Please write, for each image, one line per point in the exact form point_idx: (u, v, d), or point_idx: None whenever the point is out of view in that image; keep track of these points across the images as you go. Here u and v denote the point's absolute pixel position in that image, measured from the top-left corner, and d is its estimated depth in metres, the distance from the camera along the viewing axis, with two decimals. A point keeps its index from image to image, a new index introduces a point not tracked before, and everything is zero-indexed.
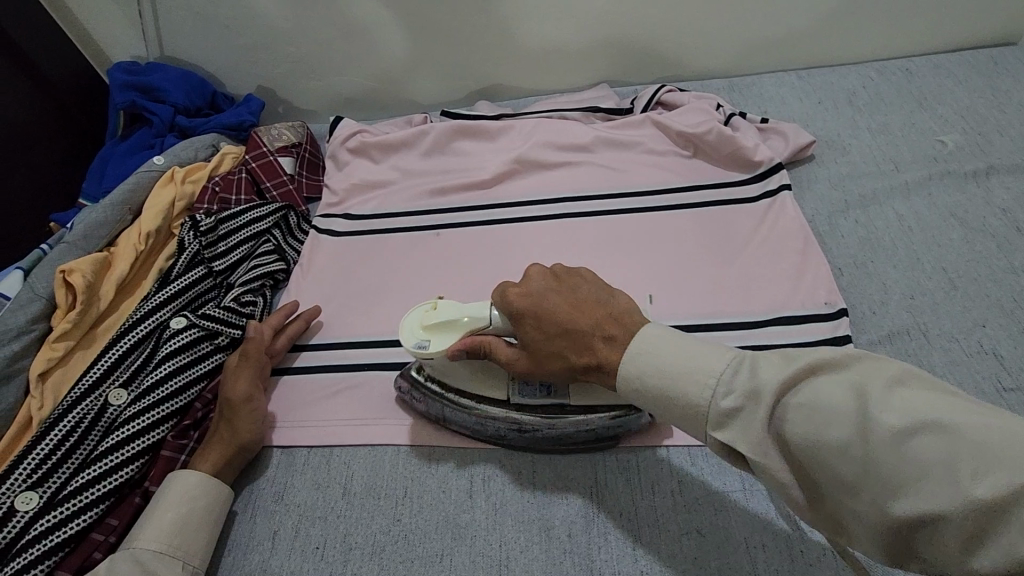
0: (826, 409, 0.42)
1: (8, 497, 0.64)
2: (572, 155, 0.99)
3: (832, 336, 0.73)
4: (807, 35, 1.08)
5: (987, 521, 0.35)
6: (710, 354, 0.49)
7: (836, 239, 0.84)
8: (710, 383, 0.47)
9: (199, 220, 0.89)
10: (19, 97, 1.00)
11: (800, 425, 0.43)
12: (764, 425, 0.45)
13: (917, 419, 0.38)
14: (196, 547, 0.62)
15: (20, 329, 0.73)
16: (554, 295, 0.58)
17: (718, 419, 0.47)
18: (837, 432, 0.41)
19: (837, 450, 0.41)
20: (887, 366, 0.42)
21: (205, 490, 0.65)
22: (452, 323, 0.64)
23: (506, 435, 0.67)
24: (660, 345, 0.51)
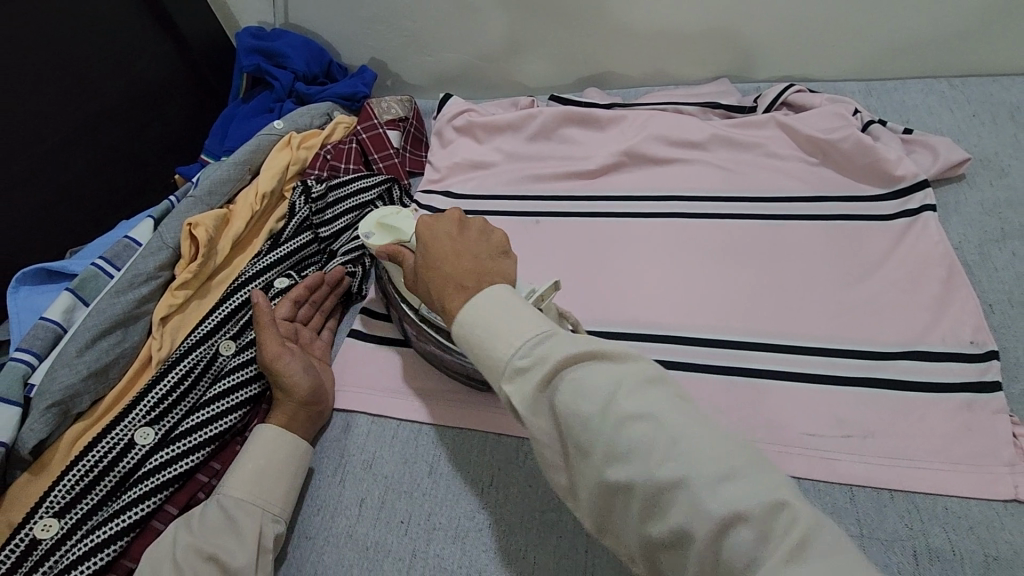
0: (587, 388, 0.46)
1: (129, 430, 0.68)
2: (685, 152, 0.94)
3: (978, 380, 0.65)
4: (970, 40, 0.96)
5: (661, 498, 0.42)
6: (529, 322, 0.50)
7: (987, 270, 0.75)
8: (514, 342, 0.49)
9: (311, 186, 0.92)
10: (159, 56, 1.07)
11: (566, 399, 0.46)
12: (539, 389, 0.48)
13: (646, 411, 0.44)
14: (275, 497, 0.64)
15: (149, 275, 0.78)
16: (449, 238, 0.62)
17: (508, 376, 0.49)
18: (587, 408, 0.45)
19: (582, 422, 0.45)
20: (647, 366, 0.47)
21: (283, 445, 0.66)
22: (395, 231, 0.71)
23: (410, 334, 0.75)
24: (495, 307, 0.52)
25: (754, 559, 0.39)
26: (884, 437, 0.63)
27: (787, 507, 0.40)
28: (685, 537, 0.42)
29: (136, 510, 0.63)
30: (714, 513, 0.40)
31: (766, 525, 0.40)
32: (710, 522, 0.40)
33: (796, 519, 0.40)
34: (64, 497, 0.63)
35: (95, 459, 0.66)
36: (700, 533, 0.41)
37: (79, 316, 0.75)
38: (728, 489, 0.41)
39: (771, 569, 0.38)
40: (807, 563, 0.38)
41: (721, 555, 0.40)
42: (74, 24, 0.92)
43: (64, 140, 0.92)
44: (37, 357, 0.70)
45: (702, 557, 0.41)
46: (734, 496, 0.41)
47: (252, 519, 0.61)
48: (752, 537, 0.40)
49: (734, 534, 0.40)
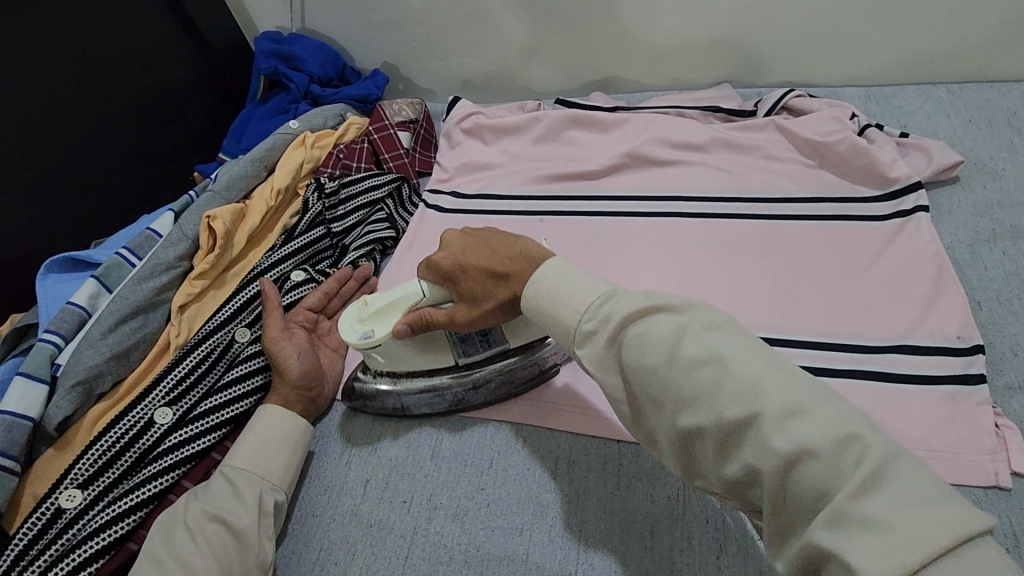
0: (652, 338, 0.49)
1: (149, 409, 0.72)
2: (685, 154, 0.97)
3: (963, 373, 0.67)
4: (967, 47, 0.99)
5: (733, 436, 0.45)
6: (587, 287, 0.56)
7: (976, 269, 0.77)
8: (579, 310, 0.55)
9: (325, 183, 0.96)
10: (182, 59, 1.11)
11: (632, 350, 0.51)
12: (606, 346, 0.53)
13: (710, 356, 0.47)
14: (275, 467, 0.67)
15: (169, 264, 0.82)
16: (475, 247, 0.65)
17: (580, 340, 0.55)
18: (652, 359, 0.49)
19: (649, 373, 0.49)
20: (713, 313, 0.50)
21: (286, 421, 0.69)
22: (390, 308, 0.67)
23: (465, 395, 0.72)
24: (554, 280, 0.58)
25: (826, 489, 0.41)
26: (873, 426, 0.65)
27: (857, 440, 0.41)
28: (758, 472, 0.44)
29: (155, 485, 0.66)
30: (779, 449, 0.42)
31: (835, 456, 0.41)
32: (778, 457, 0.42)
33: (868, 449, 0.41)
34: (87, 471, 0.67)
35: (115, 437, 0.69)
36: (769, 467, 0.43)
37: (102, 302, 0.79)
38: (796, 425, 0.43)
39: (840, 501, 0.40)
40: (882, 491, 0.39)
41: (793, 490, 0.42)
42: (101, 26, 0.96)
43: (91, 136, 0.97)
44: (64, 339, 0.74)
45: (778, 492, 0.43)
46: (800, 432, 0.42)
47: (254, 486, 0.64)
48: (822, 469, 0.41)
49: (803, 468, 0.42)
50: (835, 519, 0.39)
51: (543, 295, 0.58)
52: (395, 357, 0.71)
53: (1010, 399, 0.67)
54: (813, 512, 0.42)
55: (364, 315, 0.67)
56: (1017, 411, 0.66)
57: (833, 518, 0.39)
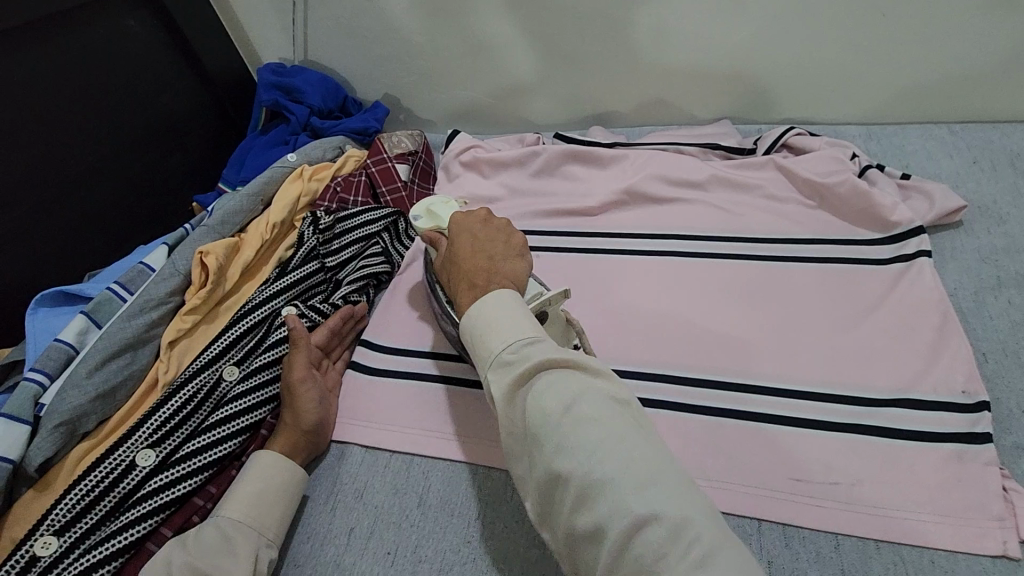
0: (554, 392, 0.50)
1: (131, 451, 0.70)
2: (683, 192, 0.96)
3: (969, 431, 0.65)
4: (972, 88, 0.97)
5: (591, 493, 0.46)
6: (523, 325, 0.56)
7: (982, 318, 0.75)
8: (506, 339, 0.55)
9: (320, 218, 0.95)
10: (183, 90, 1.12)
11: (537, 394, 0.51)
12: (514, 383, 0.53)
13: (598, 417, 0.48)
14: (270, 521, 0.65)
15: (160, 300, 0.81)
16: (468, 239, 0.70)
17: (494, 366, 0.55)
18: (548, 404, 0.50)
19: (542, 418, 0.50)
20: (617, 388, 0.53)
21: (279, 470, 0.68)
22: (437, 219, 0.79)
23: (442, 331, 0.78)
24: (494, 305, 0.58)
25: (657, 558, 0.42)
26: (874, 484, 0.63)
27: (692, 526, 0.42)
28: (603, 533, 0.45)
29: (132, 532, 0.65)
30: (632, 512, 0.44)
31: (675, 530, 0.42)
32: (626, 518, 0.44)
33: (700, 536, 0.42)
34: (64, 516, 0.65)
35: (96, 479, 0.68)
36: (617, 527, 0.44)
37: (91, 338, 0.78)
38: (653, 496, 0.44)
39: (673, 573, 0.41)
40: (710, 569, 0.40)
41: (628, 553, 0.43)
42: (102, 61, 0.97)
43: (89, 168, 0.97)
44: (49, 377, 0.73)
45: (614, 552, 0.44)
46: (653, 500, 0.44)
47: (250, 541, 0.62)
48: (660, 537, 0.42)
49: (644, 536, 0.43)
50: None
51: (479, 317, 0.58)
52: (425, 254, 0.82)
53: (1018, 459, 0.64)
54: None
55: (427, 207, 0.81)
56: None
57: None
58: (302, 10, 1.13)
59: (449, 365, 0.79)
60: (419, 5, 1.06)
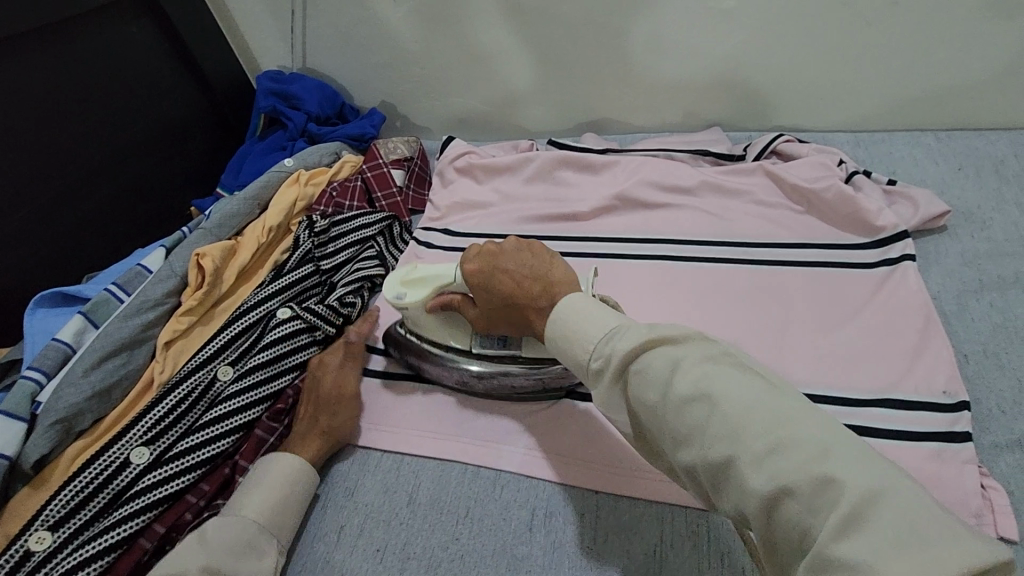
0: (651, 377, 0.49)
1: (125, 449, 0.71)
2: (674, 197, 0.97)
3: (947, 430, 0.66)
4: (957, 98, 0.99)
5: (721, 475, 0.44)
6: (599, 322, 0.56)
7: (963, 320, 0.77)
8: (588, 349, 0.56)
9: (316, 221, 0.97)
10: (183, 97, 1.15)
11: (637, 392, 0.51)
12: (612, 386, 0.54)
13: (700, 392, 0.46)
14: (286, 527, 0.67)
15: (156, 300, 0.82)
16: (502, 273, 0.66)
17: (592, 378, 0.56)
18: (650, 398, 0.49)
19: (649, 414, 0.50)
20: (716, 349, 0.49)
21: (298, 476, 0.69)
22: (432, 280, 0.73)
23: (467, 380, 0.76)
24: (565, 322, 0.58)
25: (805, 531, 0.39)
26: None
27: (833, 484, 0.39)
28: (744, 508, 0.43)
29: (125, 528, 0.66)
30: (758, 489, 0.41)
31: (811, 496, 0.39)
32: (758, 495, 0.41)
33: (845, 492, 0.38)
34: (58, 512, 0.66)
35: (91, 476, 0.69)
36: (753, 505, 0.42)
37: (88, 338, 0.79)
38: (775, 465, 0.41)
39: (821, 543, 0.37)
40: (857, 533, 0.36)
41: (777, 523, 0.41)
42: (103, 67, 1.00)
43: (90, 172, 0.99)
44: (46, 376, 0.74)
45: (767, 526, 0.42)
46: (779, 469, 0.41)
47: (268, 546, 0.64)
48: (799, 508, 0.40)
49: (785, 506, 0.40)
50: (815, 565, 0.37)
51: (560, 340, 0.58)
52: (420, 322, 0.77)
53: (997, 458, 0.65)
54: (798, 549, 0.40)
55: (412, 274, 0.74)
56: (1005, 471, 0.64)
57: (814, 565, 0.37)
58: (300, 19, 1.15)
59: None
60: (415, 14, 1.08)
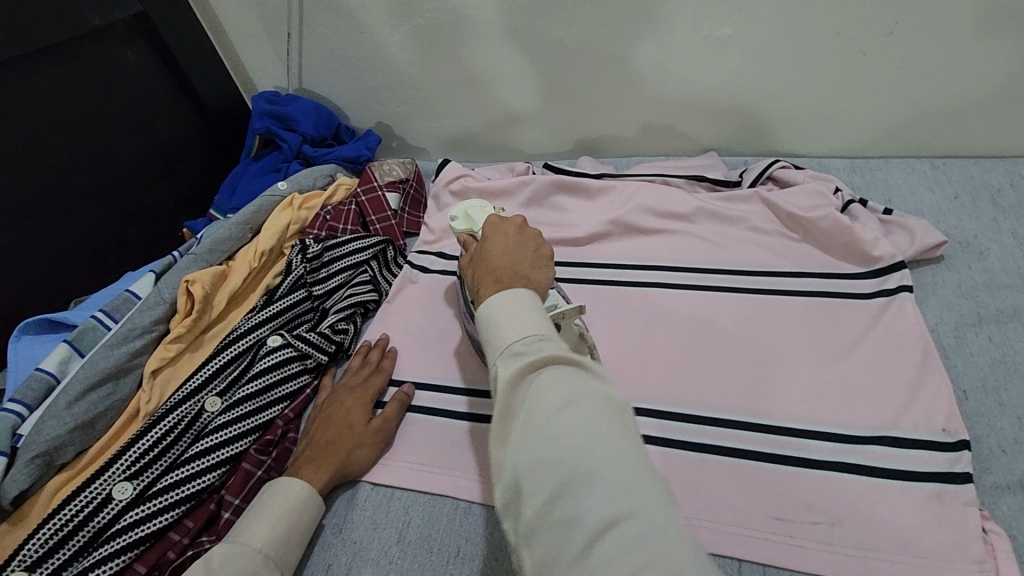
0: (556, 387, 0.48)
1: (108, 483, 0.70)
2: (670, 223, 0.97)
3: (948, 471, 0.65)
4: (953, 126, 0.99)
5: (568, 489, 0.43)
6: (537, 326, 0.54)
7: (962, 355, 0.76)
8: (519, 336, 0.53)
9: (309, 246, 0.95)
10: (178, 118, 1.14)
11: (534, 391, 0.49)
12: (517, 374, 0.51)
13: (593, 419, 0.46)
14: (288, 561, 0.64)
15: (144, 328, 0.81)
16: (500, 246, 0.69)
17: (505, 356, 0.53)
18: (549, 398, 0.48)
19: (539, 410, 0.47)
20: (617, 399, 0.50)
21: (307, 504, 0.67)
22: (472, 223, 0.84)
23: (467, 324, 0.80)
24: (512, 305, 0.56)
25: (619, 561, 0.39)
26: (854, 525, 0.63)
27: (657, 537, 0.40)
28: (569, 526, 0.42)
29: (105, 568, 0.64)
30: (601, 510, 0.41)
31: (640, 539, 0.40)
32: (599, 517, 0.41)
33: (669, 543, 0.39)
34: (36, 551, 0.64)
35: (71, 513, 0.67)
36: (587, 524, 0.41)
37: (73, 367, 0.78)
38: (628, 496, 0.42)
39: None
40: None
41: (589, 553, 0.41)
42: (97, 90, 0.99)
43: (80, 195, 0.98)
44: (28, 408, 0.72)
45: (574, 544, 0.41)
46: (628, 505, 0.41)
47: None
48: (626, 542, 0.40)
49: (611, 537, 0.40)
50: None
51: (490, 318, 0.56)
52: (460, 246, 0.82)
53: (997, 500, 0.64)
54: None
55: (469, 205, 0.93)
56: (1005, 514, 0.63)
57: None
58: (296, 40, 1.15)
59: (435, 398, 0.80)
60: (411, 37, 1.08)
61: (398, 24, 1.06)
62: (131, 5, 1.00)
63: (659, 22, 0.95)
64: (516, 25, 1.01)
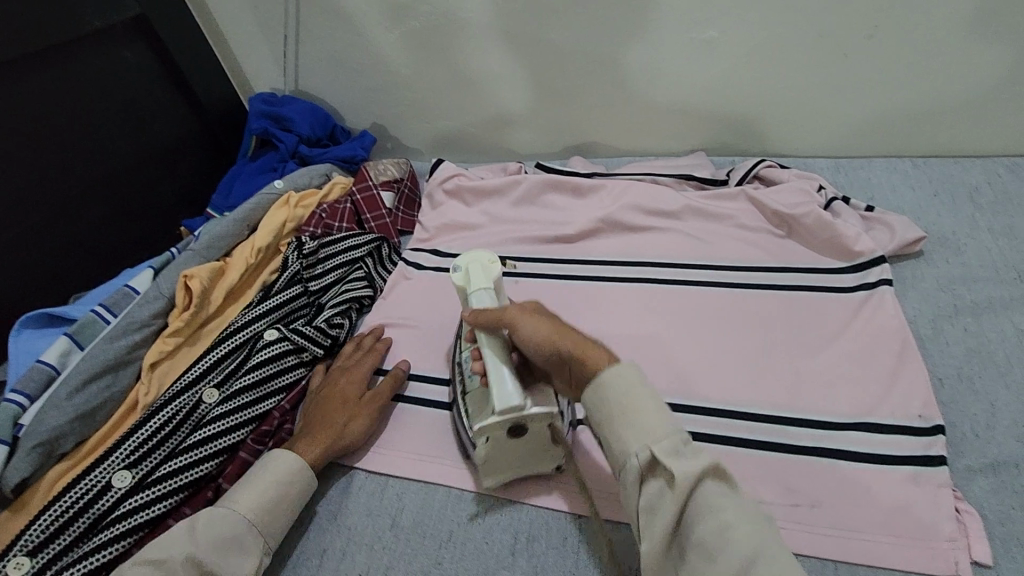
0: (727, 503, 0.50)
1: (107, 473, 0.71)
2: (659, 221, 0.99)
3: (923, 455, 0.67)
4: (933, 127, 1.02)
5: None
6: (668, 419, 0.56)
7: (939, 344, 0.79)
8: (672, 433, 0.54)
9: (305, 243, 0.96)
10: (176, 118, 1.16)
11: (710, 504, 0.51)
12: (689, 481, 0.51)
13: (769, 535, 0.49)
14: (274, 531, 0.66)
15: (142, 322, 0.82)
16: (552, 319, 0.68)
17: (665, 454, 0.53)
18: (730, 515, 0.50)
19: (723, 528, 0.49)
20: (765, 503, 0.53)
21: (298, 479, 0.69)
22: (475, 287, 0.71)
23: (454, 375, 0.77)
24: (640, 386, 0.57)
25: None
26: (833, 507, 0.65)
27: None
28: None
29: (104, 554, 0.66)
30: None
31: None
32: None
33: None
34: (37, 537, 0.66)
35: (71, 500, 0.68)
36: None
37: (73, 360, 0.79)
38: None
39: None
40: None
41: None
42: (97, 91, 1.01)
43: (80, 193, 1.00)
44: (29, 399, 0.74)
45: None
46: None
47: (255, 546, 0.64)
48: None
49: None
50: None
51: (632, 407, 0.56)
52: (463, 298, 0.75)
53: (970, 482, 0.67)
54: None
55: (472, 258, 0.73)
56: (978, 495, 0.66)
57: None
58: (293, 43, 1.17)
59: (428, 388, 0.82)
60: (406, 40, 1.10)
61: (393, 27, 1.09)
62: (129, 8, 1.03)
63: (647, 26, 0.98)
64: (508, 29, 1.04)
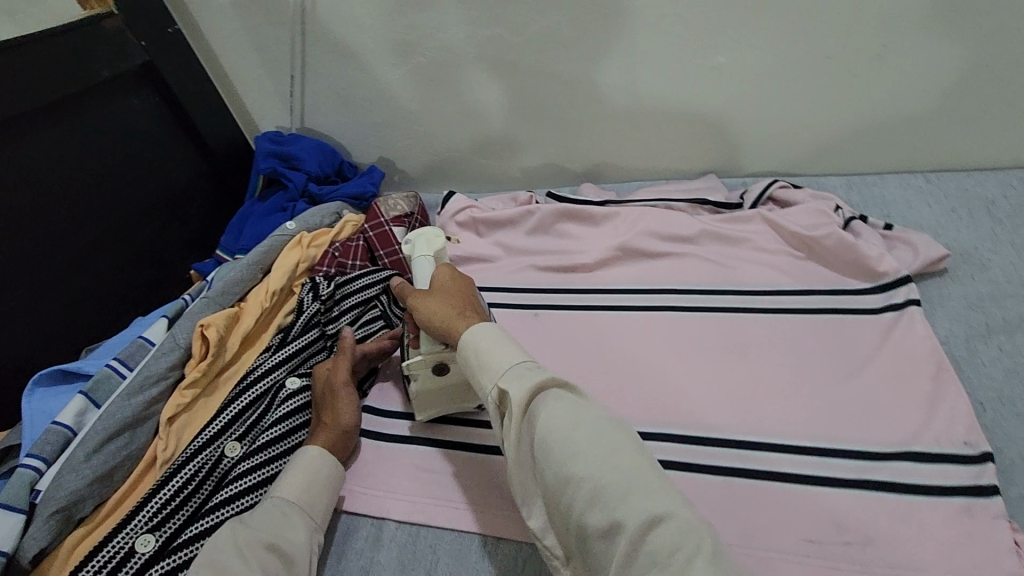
0: (556, 414, 0.55)
1: (131, 537, 0.68)
2: (677, 247, 0.98)
3: (974, 485, 0.66)
4: (945, 143, 1.02)
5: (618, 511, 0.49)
6: (512, 354, 0.61)
7: (975, 366, 0.78)
8: (512, 363, 0.60)
9: (320, 285, 0.95)
10: (184, 162, 1.16)
11: (549, 416, 0.55)
12: (527, 388, 0.57)
13: (606, 437, 0.54)
14: (318, 508, 0.69)
15: (160, 375, 0.80)
16: (451, 288, 0.73)
17: (505, 378, 0.59)
18: (561, 417, 0.55)
19: (561, 431, 0.54)
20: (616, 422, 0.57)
21: (327, 461, 0.72)
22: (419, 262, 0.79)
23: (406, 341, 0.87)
24: (493, 339, 0.63)
25: None
26: (888, 545, 0.63)
27: None
28: (616, 527, 0.49)
29: None
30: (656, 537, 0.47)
31: None
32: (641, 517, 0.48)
33: None
34: None
35: (95, 568, 0.66)
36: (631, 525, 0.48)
37: (89, 419, 0.77)
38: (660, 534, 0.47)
39: None
40: None
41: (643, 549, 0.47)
42: (106, 141, 1.00)
43: (89, 243, 0.98)
44: (45, 463, 0.71)
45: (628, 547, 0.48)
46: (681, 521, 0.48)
47: (303, 522, 0.67)
48: None
49: (655, 534, 0.47)
50: None
51: (477, 354, 0.62)
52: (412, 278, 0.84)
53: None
54: None
55: (421, 234, 0.82)
56: None
57: None
58: (299, 82, 1.17)
59: (455, 430, 0.80)
60: (413, 75, 1.10)
61: (399, 63, 1.09)
62: (135, 56, 1.02)
63: (656, 53, 0.98)
64: (517, 62, 1.04)
